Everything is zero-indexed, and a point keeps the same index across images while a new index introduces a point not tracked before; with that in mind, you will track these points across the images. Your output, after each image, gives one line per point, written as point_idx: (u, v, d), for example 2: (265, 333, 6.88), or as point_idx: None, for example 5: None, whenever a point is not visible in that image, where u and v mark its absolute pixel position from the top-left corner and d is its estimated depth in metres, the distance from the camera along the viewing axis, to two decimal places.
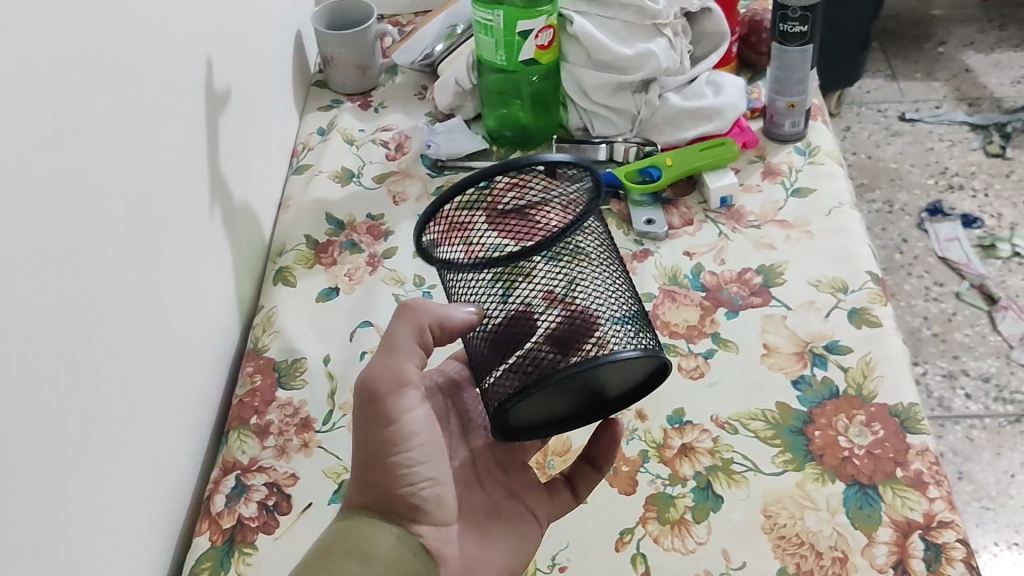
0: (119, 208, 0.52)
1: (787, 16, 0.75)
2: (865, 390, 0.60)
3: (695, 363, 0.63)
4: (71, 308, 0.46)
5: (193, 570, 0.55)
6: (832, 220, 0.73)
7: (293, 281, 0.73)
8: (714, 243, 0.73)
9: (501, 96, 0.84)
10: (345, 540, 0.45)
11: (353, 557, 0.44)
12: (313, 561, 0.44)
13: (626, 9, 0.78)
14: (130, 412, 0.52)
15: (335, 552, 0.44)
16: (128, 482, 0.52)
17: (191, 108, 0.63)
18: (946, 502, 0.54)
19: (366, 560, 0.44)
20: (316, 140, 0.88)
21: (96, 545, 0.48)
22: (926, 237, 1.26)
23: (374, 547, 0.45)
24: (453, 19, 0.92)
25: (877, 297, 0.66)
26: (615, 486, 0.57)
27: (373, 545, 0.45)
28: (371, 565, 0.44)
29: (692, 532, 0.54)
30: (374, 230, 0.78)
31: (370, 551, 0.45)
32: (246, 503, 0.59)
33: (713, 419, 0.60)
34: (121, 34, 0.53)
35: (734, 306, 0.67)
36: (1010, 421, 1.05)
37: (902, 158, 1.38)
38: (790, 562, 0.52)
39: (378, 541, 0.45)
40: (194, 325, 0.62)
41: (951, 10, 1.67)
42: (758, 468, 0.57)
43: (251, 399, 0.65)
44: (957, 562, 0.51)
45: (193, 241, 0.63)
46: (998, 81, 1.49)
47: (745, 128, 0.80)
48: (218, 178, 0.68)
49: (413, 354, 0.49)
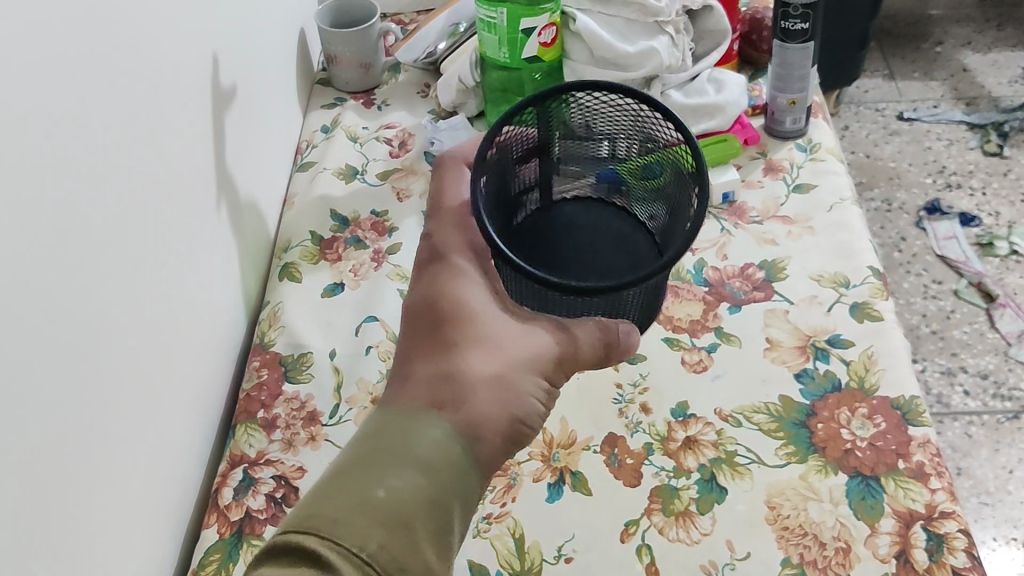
0: (125, 205, 0.52)
1: (788, 14, 0.76)
2: (867, 383, 0.61)
3: (699, 356, 0.64)
4: (77, 305, 0.46)
5: (202, 562, 0.56)
6: (833, 215, 0.73)
7: (298, 276, 0.73)
8: (716, 238, 0.73)
9: (503, 93, 0.84)
10: (398, 442, 0.40)
11: (424, 469, 0.39)
12: (373, 462, 0.39)
13: (628, 6, 0.79)
14: (137, 408, 0.52)
15: (402, 457, 0.40)
16: (137, 475, 0.52)
17: (197, 105, 0.64)
18: (948, 493, 0.54)
19: (435, 475, 0.40)
20: (320, 137, 0.89)
21: (103, 540, 0.48)
22: (924, 235, 1.27)
23: (443, 464, 0.40)
24: (456, 18, 0.93)
25: (879, 291, 0.67)
26: (621, 478, 0.58)
27: (430, 451, 0.40)
28: (436, 482, 0.40)
29: (696, 523, 0.55)
30: (378, 226, 0.78)
31: (435, 461, 0.40)
32: (254, 496, 0.59)
33: (717, 412, 0.60)
34: (126, 31, 0.53)
35: (736, 300, 0.68)
36: (1009, 417, 1.06)
37: (900, 157, 1.39)
38: (794, 552, 0.53)
39: (440, 449, 0.41)
40: (201, 320, 0.62)
41: (949, 10, 1.67)
42: (761, 460, 0.57)
43: (258, 393, 0.65)
44: (959, 552, 0.51)
45: (200, 237, 0.63)
46: (995, 81, 1.50)
47: (746, 125, 0.81)
48: (224, 174, 0.69)
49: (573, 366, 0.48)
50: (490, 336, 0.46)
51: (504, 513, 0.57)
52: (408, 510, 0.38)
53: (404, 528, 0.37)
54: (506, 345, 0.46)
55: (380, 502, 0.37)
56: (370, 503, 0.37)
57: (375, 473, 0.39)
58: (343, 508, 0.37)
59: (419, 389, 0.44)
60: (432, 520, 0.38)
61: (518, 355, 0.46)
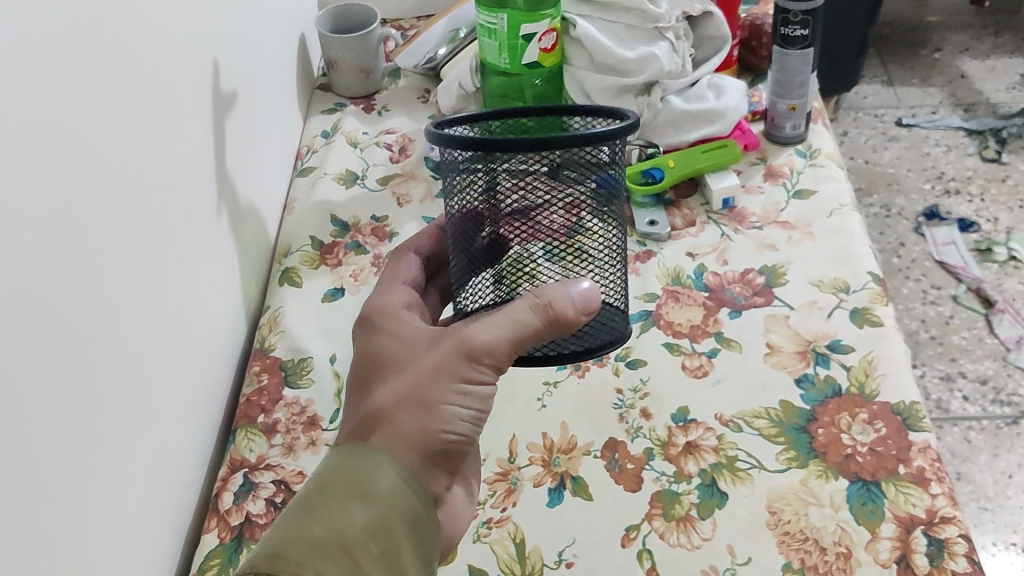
0: (124, 209, 0.52)
1: (788, 20, 0.77)
2: (867, 388, 0.61)
3: (699, 361, 0.64)
4: (78, 312, 0.46)
5: (201, 567, 0.56)
6: (834, 221, 0.73)
7: (298, 281, 0.73)
8: (716, 244, 0.73)
9: (503, 99, 0.83)
10: (344, 476, 0.41)
11: (355, 496, 0.40)
12: (312, 494, 0.40)
13: (628, 12, 0.79)
14: (137, 412, 0.52)
15: (335, 487, 0.40)
16: (137, 479, 0.52)
17: (198, 109, 0.64)
18: (948, 498, 0.54)
19: (367, 501, 0.40)
20: (320, 143, 0.88)
21: (103, 544, 0.48)
22: (923, 241, 1.27)
23: (374, 485, 0.40)
24: (456, 24, 0.94)
25: (879, 297, 0.67)
26: (621, 483, 0.58)
27: (373, 482, 0.40)
28: (370, 506, 0.40)
29: (697, 528, 0.55)
30: (379, 231, 0.78)
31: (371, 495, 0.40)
32: (255, 501, 0.59)
33: (717, 417, 0.60)
34: (127, 36, 0.53)
35: (736, 306, 0.68)
36: (1008, 422, 1.06)
37: (899, 163, 1.39)
38: (795, 558, 0.52)
39: (381, 478, 0.41)
40: (201, 324, 0.62)
41: (946, 16, 1.68)
42: (762, 466, 0.57)
43: (258, 398, 0.65)
44: (960, 557, 0.52)
45: (201, 242, 0.63)
46: (992, 87, 1.51)
47: (746, 131, 0.81)
48: (225, 179, 0.69)
49: (515, 344, 0.44)
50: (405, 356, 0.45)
51: (504, 518, 0.57)
52: (348, 539, 0.39)
53: (345, 558, 0.39)
54: (429, 350, 0.44)
55: (319, 536, 0.39)
56: (309, 537, 0.39)
57: (311, 512, 0.40)
58: (297, 552, 0.38)
59: (348, 426, 0.44)
60: (376, 546, 0.39)
61: (440, 357, 0.43)
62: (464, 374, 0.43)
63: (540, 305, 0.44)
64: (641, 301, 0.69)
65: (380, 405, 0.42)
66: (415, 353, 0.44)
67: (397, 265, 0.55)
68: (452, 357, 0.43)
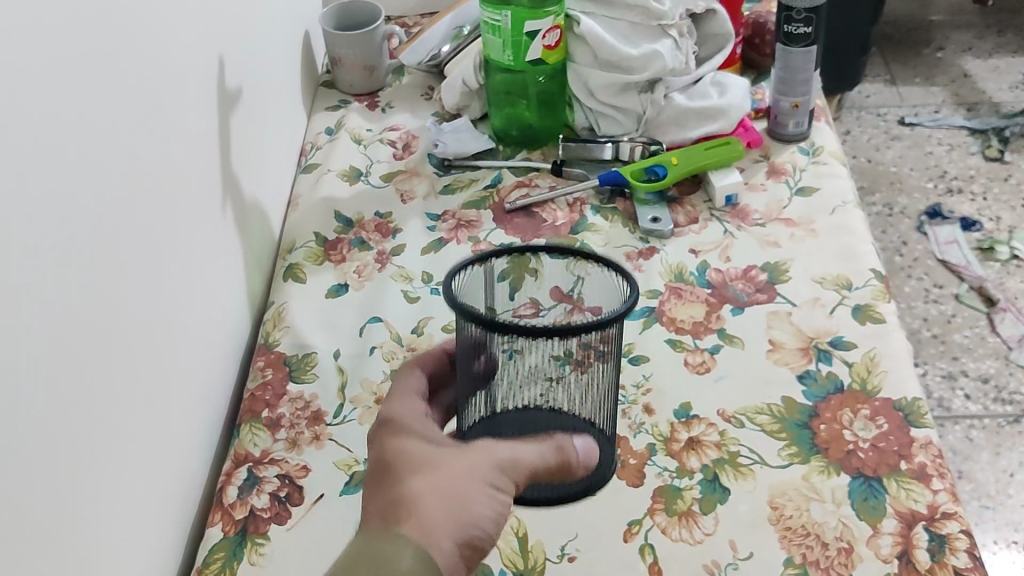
0: (130, 205, 0.52)
1: (792, 18, 0.77)
2: (869, 385, 0.61)
3: (702, 358, 0.64)
4: (84, 306, 0.47)
5: (206, 560, 0.56)
6: (836, 218, 0.73)
7: (303, 277, 0.74)
8: (719, 241, 0.73)
9: (508, 95, 0.84)
10: (367, 556, 0.38)
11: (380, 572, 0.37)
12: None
13: (632, 10, 0.80)
14: (143, 406, 0.53)
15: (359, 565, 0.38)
16: (142, 473, 0.52)
17: (204, 106, 0.64)
18: (950, 494, 0.55)
19: None
20: (324, 139, 0.89)
21: (109, 538, 0.49)
22: (925, 240, 1.27)
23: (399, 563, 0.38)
24: (460, 21, 0.94)
25: (881, 294, 0.67)
26: (624, 478, 0.58)
27: (395, 565, 0.38)
28: None
29: (699, 523, 0.55)
30: (383, 228, 0.78)
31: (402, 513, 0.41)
32: (259, 494, 0.59)
33: (719, 413, 0.61)
34: (134, 34, 0.54)
35: (739, 302, 0.68)
36: (1009, 421, 1.06)
37: (901, 162, 1.39)
38: (797, 553, 0.53)
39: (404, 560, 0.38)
40: (206, 320, 0.63)
41: (950, 15, 1.68)
42: (764, 461, 0.58)
43: (262, 392, 0.65)
44: (961, 552, 0.52)
45: (206, 238, 0.64)
46: (996, 86, 1.51)
47: (750, 128, 0.81)
48: (230, 175, 0.69)
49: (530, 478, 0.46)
50: (435, 457, 0.44)
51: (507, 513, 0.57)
52: None
53: None
54: (457, 452, 0.44)
55: None
56: None
57: None
58: None
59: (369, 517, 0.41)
60: None
61: (474, 463, 0.44)
62: (494, 482, 0.44)
63: (559, 451, 0.47)
64: (644, 297, 0.69)
65: (412, 492, 0.41)
66: (443, 458, 0.44)
67: (402, 384, 0.51)
68: (489, 464, 0.44)
